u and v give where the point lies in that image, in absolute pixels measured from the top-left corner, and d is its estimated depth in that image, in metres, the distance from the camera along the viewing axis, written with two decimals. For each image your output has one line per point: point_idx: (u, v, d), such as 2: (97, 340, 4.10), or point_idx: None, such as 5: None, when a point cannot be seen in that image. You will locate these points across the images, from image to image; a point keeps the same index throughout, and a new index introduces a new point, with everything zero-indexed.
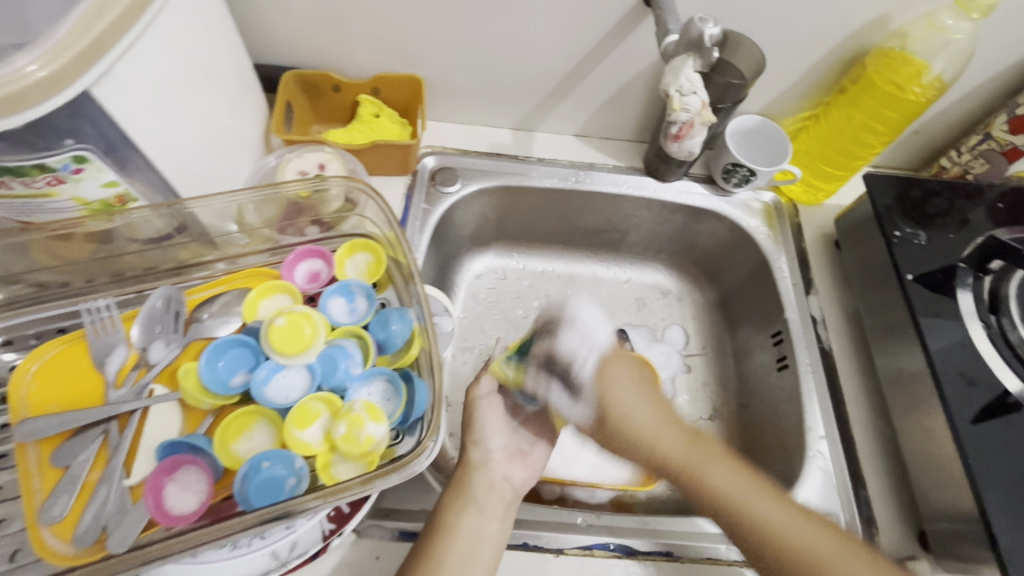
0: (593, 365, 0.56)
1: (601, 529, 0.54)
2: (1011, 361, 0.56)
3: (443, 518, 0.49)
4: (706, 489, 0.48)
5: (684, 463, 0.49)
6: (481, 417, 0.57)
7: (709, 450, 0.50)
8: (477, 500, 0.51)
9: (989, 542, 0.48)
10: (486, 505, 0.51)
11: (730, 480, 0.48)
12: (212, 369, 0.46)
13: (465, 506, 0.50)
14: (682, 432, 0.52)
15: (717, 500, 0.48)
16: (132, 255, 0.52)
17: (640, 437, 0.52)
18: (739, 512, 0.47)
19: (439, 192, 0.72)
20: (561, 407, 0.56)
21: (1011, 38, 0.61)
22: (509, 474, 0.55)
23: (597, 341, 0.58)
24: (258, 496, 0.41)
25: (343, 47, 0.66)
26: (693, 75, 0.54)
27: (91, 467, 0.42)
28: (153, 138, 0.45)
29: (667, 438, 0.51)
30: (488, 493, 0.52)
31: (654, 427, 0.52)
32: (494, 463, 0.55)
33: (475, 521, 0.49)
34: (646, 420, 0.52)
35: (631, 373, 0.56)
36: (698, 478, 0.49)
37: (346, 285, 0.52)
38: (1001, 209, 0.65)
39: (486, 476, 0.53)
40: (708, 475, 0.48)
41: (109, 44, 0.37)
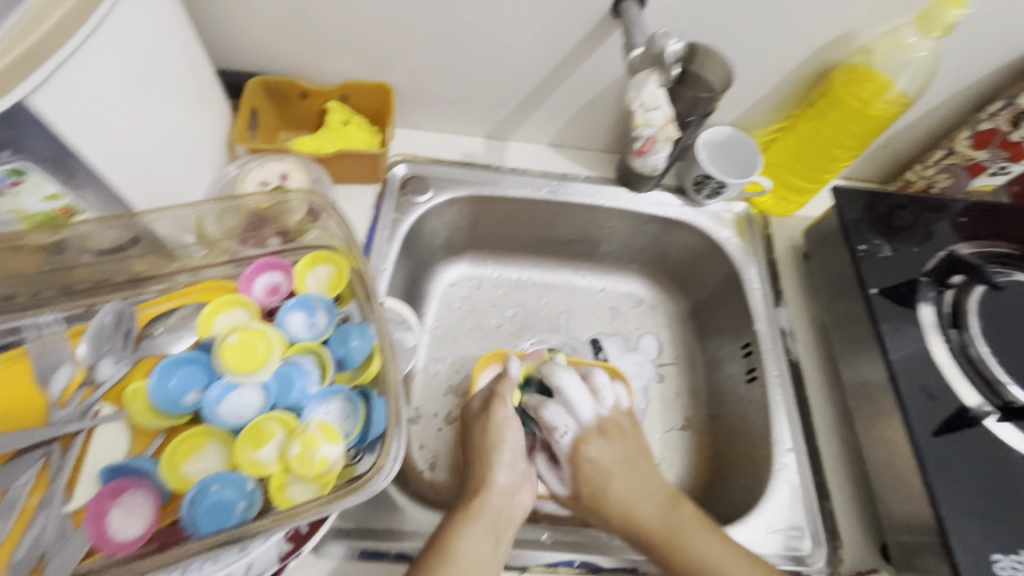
0: (569, 441, 0.58)
1: (567, 545, 0.53)
2: (971, 375, 0.57)
3: (450, 543, 0.47)
4: (682, 555, 0.50)
5: (656, 531, 0.52)
6: (506, 440, 0.56)
7: (686, 517, 0.52)
8: (490, 527, 0.49)
9: (946, 557, 0.48)
10: (498, 532, 0.49)
11: (706, 545, 0.50)
12: (162, 386, 0.44)
13: (475, 531, 0.48)
14: (657, 500, 0.54)
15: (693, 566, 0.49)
16: (83, 267, 0.50)
17: (616, 505, 0.54)
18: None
19: (410, 201, 0.71)
20: (542, 474, 0.60)
21: (973, 55, 0.62)
22: (522, 497, 0.54)
23: (580, 413, 0.60)
24: (206, 520, 0.40)
25: (310, 54, 0.65)
26: (656, 90, 0.55)
27: (30, 492, 0.40)
28: (101, 148, 0.43)
29: (645, 507, 0.53)
30: (501, 520, 0.50)
31: (634, 497, 0.54)
32: (510, 488, 0.53)
33: (485, 549, 0.47)
34: (624, 490, 0.55)
35: (615, 450, 0.58)
36: (675, 544, 0.50)
37: (306, 299, 0.51)
38: (965, 223, 0.66)
39: (499, 501, 0.52)
40: (684, 541, 0.50)
41: (47, 52, 0.36)
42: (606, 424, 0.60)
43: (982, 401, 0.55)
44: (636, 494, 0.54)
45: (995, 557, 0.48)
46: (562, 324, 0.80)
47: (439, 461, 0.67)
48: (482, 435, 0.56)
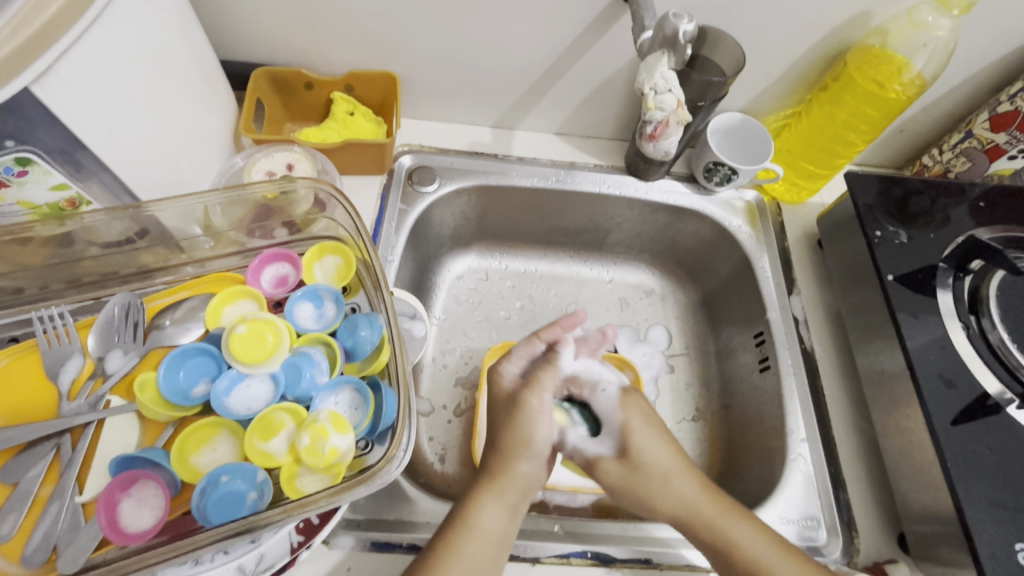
0: (613, 392, 0.60)
1: (578, 536, 0.53)
2: (992, 363, 0.55)
3: (469, 513, 0.48)
4: (721, 540, 0.50)
5: (704, 518, 0.51)
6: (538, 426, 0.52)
7: (724, 504, 0.52)
8: (510, 500, 0.49)
9: (967, 546, 0.48)
10: (517, 506, 0.50)
11: (749, 534, 0.49)
12: (172, 379, 0.44)
13: (493, 504, 0.49)
14: (699, 484, 0.54)
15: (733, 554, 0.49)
16: (90, 260, 0.50)
17: (660, 478, 0.54)
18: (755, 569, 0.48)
19: (417, 192, 0.70)
20: (578, 442, 0.58)
21: (992, 35, 0.60)
22: (542, 472, 0.53)
23: (613, 377, 0.61)
24: (216, 512, 0.39)
25: (314, 43, 0.64)
26: (668, 73, 0.53)
27: (42, 483, 0.40)
28: (106, 138, 0.43)
29: (687, 490, 0.53)
30: (523, 495, 0.50)
31: (673, 473, 0.54)
32: (532, 474, 0.52)
33: (504, 524, 0.48)
34: (665, 462, 0.55)
35: (647, 422, 0.58)
36: (716, 528, 0.50)
37: (314, 290, 0.50)
38: (983, 208, 0.65)
39: (522, 483, 0.51)
40: (725, 526, 0.50)
41: (50, 40, 0.35)
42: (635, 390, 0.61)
43: (1003, 388, 0.54)
44: (675, 469, 0.55)
45: (1019, 547, 0.47)
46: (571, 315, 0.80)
47: (449, 453, 0.67)
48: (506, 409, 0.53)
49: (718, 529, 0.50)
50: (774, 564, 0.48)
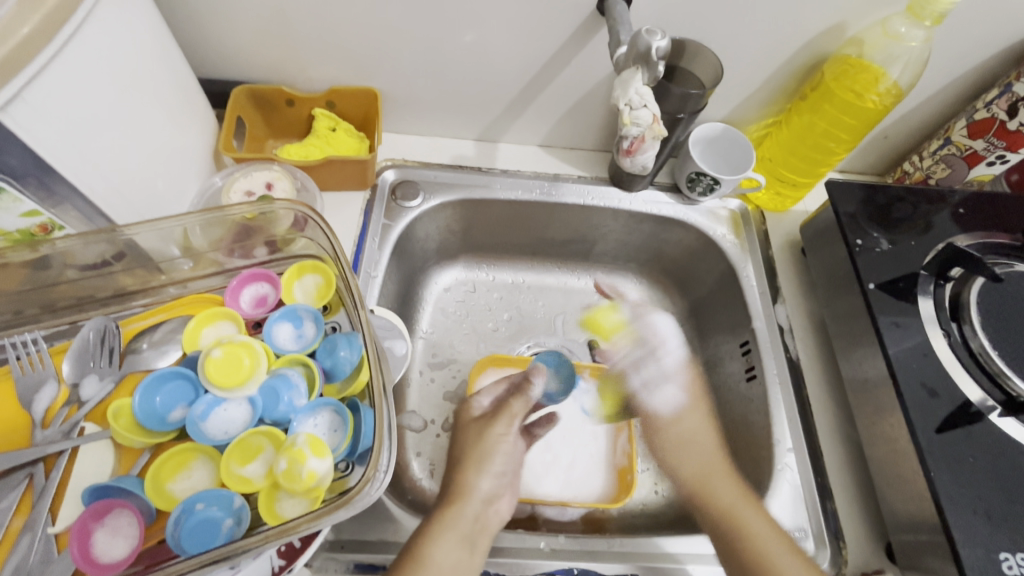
0: (670, 360, 0.68)
1: (564, 553, 0.52)
2: (974, 370, 0.55)
3: (421, 549, 0.46)
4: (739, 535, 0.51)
5: (725, 507, 0.53)
6: (497, 452, 0.56)
7: (746, 498, 0.54)
8: (465, 536, 0.48)
9: (951, 555, 0.47)
10: (473, 540, 0.48)
11: (761, 521, 0.52)
12: (148, 404, 0.44)
13: (449, 539, 0.47)
14: (738, 484, 0.56)
15: (748, 546, 0.50)
16: (67, 284, 0.49)
17: (699, 475, 0.57)
18: (761, 560, 0.49)
19: (400, 207, 0.70)
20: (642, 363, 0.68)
21: (967, 43, 0.61)
22: (499, 506, 0.53)
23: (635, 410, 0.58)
24: (191, 541, 0.39)
25: (294, 61, 0.64)
26: (642, 88, 0.53)
27: (14, 515, 0.40)
28: (77, 162, 0.42)
29: (722, 484, 0.55)
30: (476, 526, 0.50)
31: (714, 473, 0.57)
32: (491, 493, 0.53)
33: (459, 556, 0.47)
34: (704, 462, 0.59)
35: (701, 419, 0.63)
36: (733, 521, 0.52)
37: (292, 310, 0.50)
38: (963, 214, 0.65)
39: (477, 508, 0.51)
40: (746, 522, 0.52)
41: (16, 67, 0.35)
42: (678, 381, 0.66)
43: (985, 396, 0.54)
44: (716, 467, 0.58)
45: (1003, 555, 0.47)
46: (559, 326, 0.79)
47: (438, 469, 0.66)
48: (472, 442, 0.56)
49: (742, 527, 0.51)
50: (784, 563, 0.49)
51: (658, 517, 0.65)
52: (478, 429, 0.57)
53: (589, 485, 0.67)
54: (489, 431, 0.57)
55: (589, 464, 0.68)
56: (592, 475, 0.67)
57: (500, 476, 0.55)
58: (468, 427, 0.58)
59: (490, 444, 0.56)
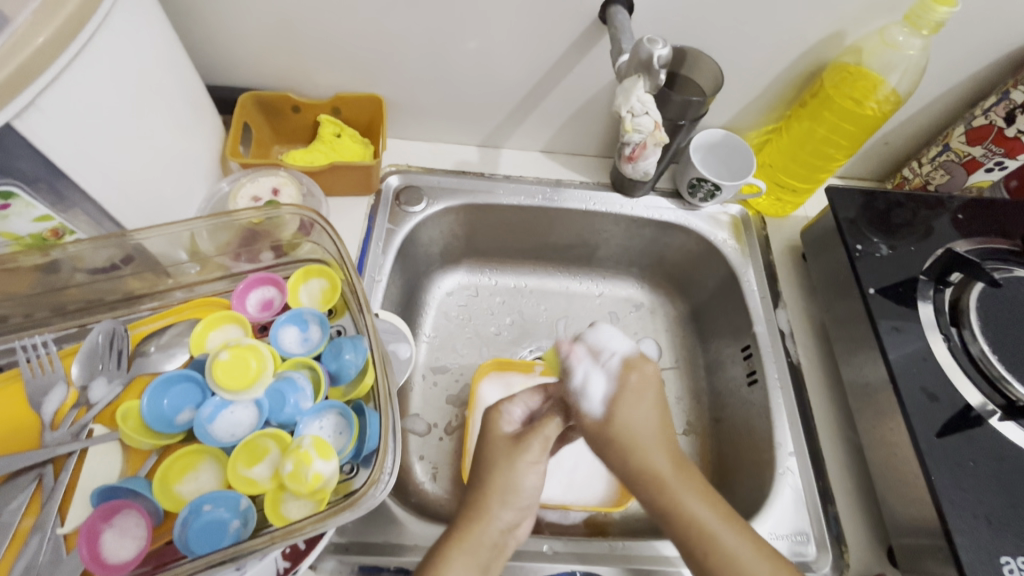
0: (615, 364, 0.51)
1: (567, 556, 0.53)
2: (973, 375, 0.56)
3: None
4: (668, 507, 0.45)
5: (666, 487, 0.45)
6: (523, 485, 0.47)
7: (687, 472, 0.46)
8: (482, 559, 0.44)
9: (952, 559, 0.48)
10: (489, 565, 0.44)
11: (703, 507, 0.45)
12: (156, 406, 0.44)
13: (466, 563, 0.43)
14: (672, 452, 0.47)
15: (682, 527, 0.44)
16: (76, 287, 0.50)
17: (631, 446, 0.47)
18: (700, 540, 0.44)
19: (404, 212, 0.71)
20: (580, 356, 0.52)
21: (965, 51, 0.62)
22: (519, 531, 0.48)
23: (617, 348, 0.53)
24: (199, 541, 0.39)
25: (300, 68, 0.65)
26: (644, 96, 0.54)
27: (23, 515, 0.40)
28: (88, 167, 0.43)
29: (657, 455, 0.46)
30: (494, 551, 0.45)
31: (650, 439, 0.47)
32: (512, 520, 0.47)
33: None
34: (646, 427, 0.48)
35: (643, 393, 0.49)
36: (671, 505, 0.45)
37: (299, 314, 0.51)
38: (963, 220, 0.66)
39: (496, 534, 0.46)
40: (684, 503, 0.45)
41: (32, 75, 0.36)
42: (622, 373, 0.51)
43: (985, 400, 0.54)
44: (649, 438, 0.47)
45: (1004, 559, 0.47)
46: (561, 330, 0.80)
47: (440, 472, 0.67)
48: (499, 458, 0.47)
49: (677, 510, 0.45)
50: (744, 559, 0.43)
51: None
52: (507, 451, 0.48)
53: (592, 489, 0.67)
54: (518, 459, 0.47)
55: (592, 468, 0.68)
56: (594, 480, 0.67)
57: (523, 508, 0.47)
58: (495, 442, 0.49)
59: (511, 478, 0.46)
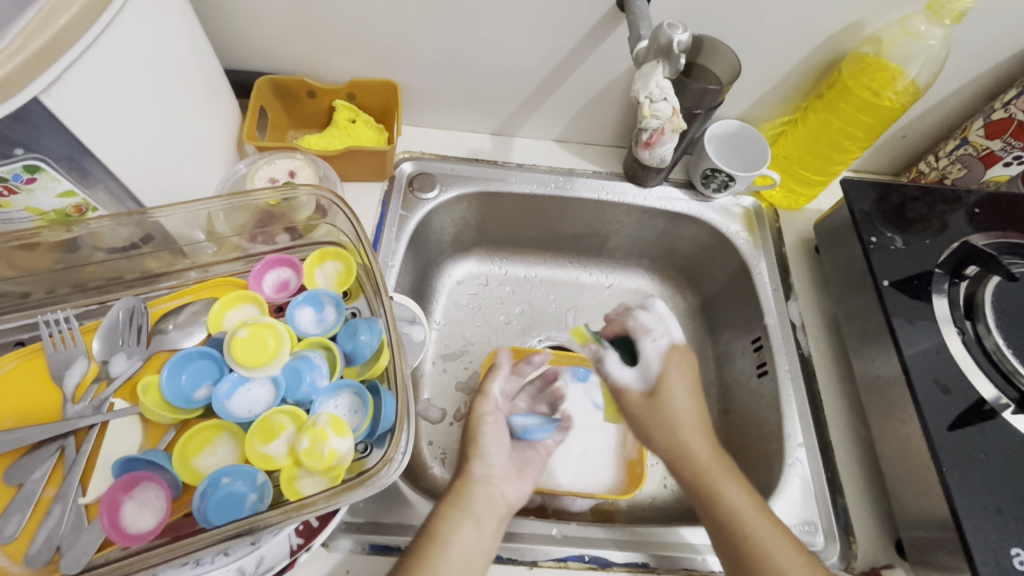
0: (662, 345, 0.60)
1: (608, 543, 0.53)
2: (987, 369, 0.55)
3: (435, 527, 0.47)
4: (710, 496, 0.51)
5: (706, 474, 0.52)
6: (485, 431, 0.56)
7: (731, 469, 0.53)
8: (474, 512, 0.49)
9: (962, 549, 0.48)
10: (485, 522, 0.49)
11: (741, 496, 0.50)
12: (175, 382, 0.45)
13: (458, 515, 0.48)
14: (710, 441, 0.54)
15: (721, 512, 0.50)
16: (96, 265, 0.51)
17: (668, 425, 0.55)
18: (735, 524, 0.49)
19: (417, 198, 0.71)
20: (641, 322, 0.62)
21: (985, 43, 0.61)
22: (504, 491, 0.53)
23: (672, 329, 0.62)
24: (217, 514, 0.40)
25: (316, 53, 0.65)
26: (663, 81, 0.54)
27: (46, 485, 0.41)
28: (111, 145, 0.43)
29: (698, 444, 0.54)
30: (484, 507, 0.50)
31: (689, 429, 0.55)
32: (491, 473, 0.53)
33: (471, 536, 0.47)
34: (687, 410, 0.56)
35: (683, 386, 0.57)
36: (713, 490, 0.51)
37: (315, 295, 0.51)
38: (979, 214, 0.65)
39: (482, 491, 0.51)
40: (723, 491, 0.50)
41: (60, 51, 0.36)
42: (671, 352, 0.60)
43: (999, 393, 0.54)
44: (690, 427, 0.55)
45: (1014, 551, 0.47)
46: (570, 320, 0.80)
47: (449, 457, 0.67)
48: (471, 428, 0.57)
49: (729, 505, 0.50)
50: (769, 542, 0.47)
51: (667, 510, 0.66)
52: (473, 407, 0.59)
53: (598, 475, 0.67)
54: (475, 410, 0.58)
55: (599, 456, 0.68)
56: (600, 467, 0.68)
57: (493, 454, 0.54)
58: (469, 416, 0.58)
59: (476, 424, 0.56)
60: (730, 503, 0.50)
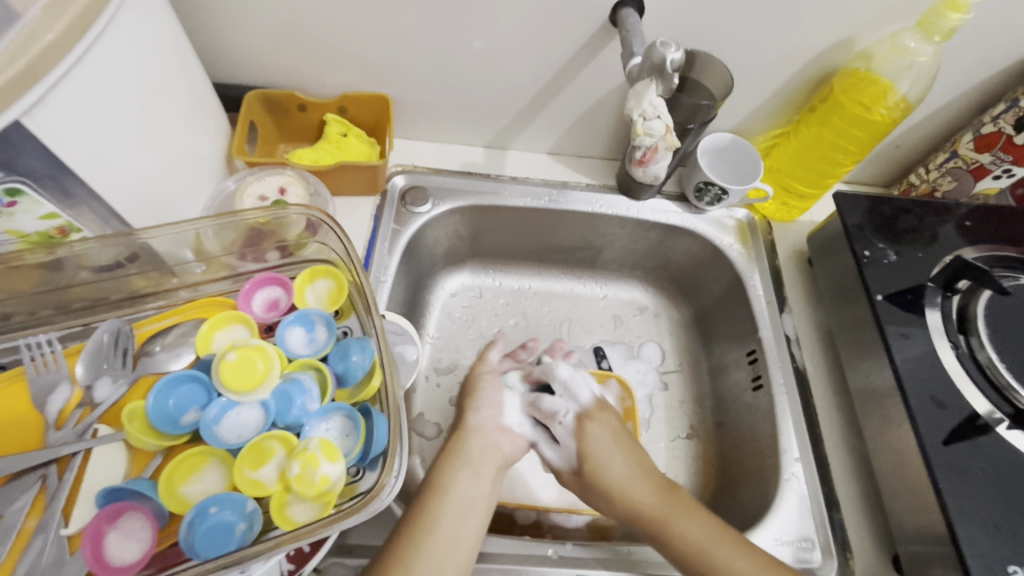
0: (572, 420, 0.60)
1: (585, 561, 0.52)
2: (981, 382, 0.55)
3: (437, 480, 0.53)
4: (670, 537, 0.52)
5: (656, 517, 0.53)
6: (483, 390, 0.64)
7: (677, 501, 0.54)
8: (472, 461, 0.56)
9: (959, 567, 0.48)
10: (483, 469, 0.56)
11: (697, 528, 0.51)
12: (161, 407, 0.44)
13: (458, 467, 0.54)
14: (653, 484, 0.56)
15: (678, 546, 0.51)
16: (81, 286, 0.50)
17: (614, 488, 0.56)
18: (700, 555, 0.50)
19: (410, 212, 0.70)
20: (568, 383, 0.63)
21: (976, 58, 0.62)
22: (501, 442, 0.59)
23: (580, 398, 0.62)
24: (204, 545, 0.39)
25: (308, 67, 0.65)
26: (656, 100, 0.53)
27: (27, 515, 0.40)
28: (94, 165, 0.42)
29: (640, 491, 0.55)
30: (481, 456, 0.57)
31: (630, 481, 0.56)
32: (490, 427, 0.60)
33: (469, 480, 0.54)
34: (624, 464, 0.57)
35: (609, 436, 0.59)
36: (664, 525, 0.53)
37: (306, 314, 0.50)
38: (969, 227, 0.66)
39: (477, 441, 0.58)
40: (678, 528, 0.52)
41: (42, 72, 0.35)
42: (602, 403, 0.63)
43: (993, 408, 0.54)
44: (632, 480, 0.56)
45: (1011, 568, 0.47)
46: (564, 332, 0.80)
47: None
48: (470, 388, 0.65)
49: (708, 554, 0.50)
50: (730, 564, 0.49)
51: None
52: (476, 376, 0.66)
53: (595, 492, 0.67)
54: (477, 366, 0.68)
55: None
56: None
57: (492, 408, 0.62)
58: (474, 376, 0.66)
59: (475, 383, 0.65)
60: (690, 538, 0.51)
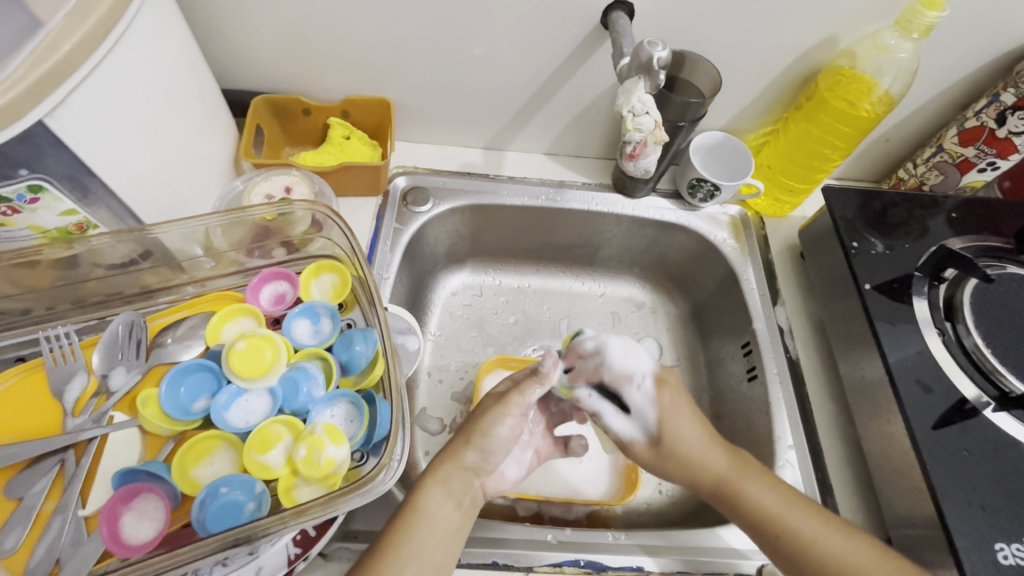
0: (650, 385, 0.54)
1: (632, 549, 0.54)
2: (968, 368, 0.57)
3: (416, 498, 0.47)
4: (745, 503, 0.51)
5: (730, 484, 0.51)
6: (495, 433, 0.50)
7: (747, 465, 0.52)
8: (454, 493, 0.48)
9: (948, 545, 0.49)
10: (463, 499, 0.49)
11: (767, 493, 0.51)
12: (174, 395, 0.46)
13: (440, 489, 0.48)
14: (723, 450, 0.53)
15: (752, 511, 0.50)
16: (95, 281, 0.52)
17: (685, 461, 0.52)
18: (769, 519, 0.50)
19: (411, 212, 0.72)
20: (625, 349, 0.56)
21: (957, 55, 0.64)
22: (484, 479, 0.51)
23: (642, 361, 0.55)
24: (215, 522, 0.41)
25: (312, 72, 0.67)
26: (644, 96, 0.55)
27: (46, 498, 0.42)
28: (112, 165, 0.45)
29: (714, 460, 0.52)
30: (466, 486, 0.49)
31: (701, 449, 0.52)
32: (479, 463, 0.51)
33: (445, 509, 0.47)
34: (695, 436, 0.53)
35: (681, 406, 0.54)
36: (739, 492, 0.51)
37: (311, 307, 0.52)
38: (956, 218, 0.67)
39: (463, 474, 0.50)
40: (756, 496, 0.51)
41: (62, 76, 0.38)
42: (660, 376, 0.55)
43: (980, 392, 0.56)
44: (704, 451, 0.52)
45: (998, 545, 0.48)
46: (564, 329, 0.81)
47: None
48: (477, 415, 0.52)
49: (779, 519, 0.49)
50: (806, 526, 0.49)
51: (662, 516, 0.67)
52: (491, 404, 0.51)
53: (596, 484, 0.68)
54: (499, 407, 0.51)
55: (593, 469, 0.69)
56: (596, 477, 0.69)
57: (488, 453, 0.50)
58: (484, 402, 0.52)
59: (483, 415, 0.51)
60: (765, 503, 0.50)
